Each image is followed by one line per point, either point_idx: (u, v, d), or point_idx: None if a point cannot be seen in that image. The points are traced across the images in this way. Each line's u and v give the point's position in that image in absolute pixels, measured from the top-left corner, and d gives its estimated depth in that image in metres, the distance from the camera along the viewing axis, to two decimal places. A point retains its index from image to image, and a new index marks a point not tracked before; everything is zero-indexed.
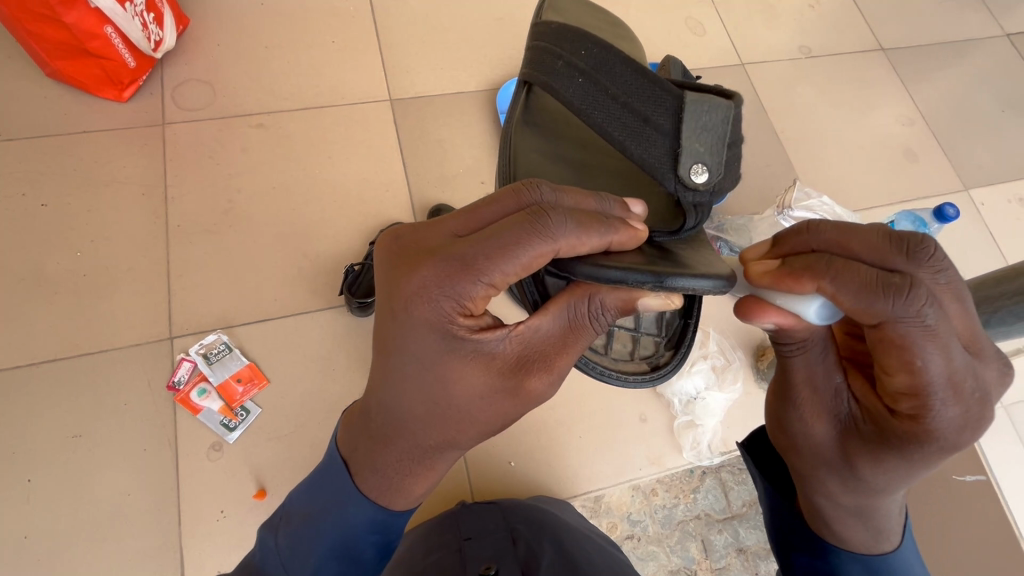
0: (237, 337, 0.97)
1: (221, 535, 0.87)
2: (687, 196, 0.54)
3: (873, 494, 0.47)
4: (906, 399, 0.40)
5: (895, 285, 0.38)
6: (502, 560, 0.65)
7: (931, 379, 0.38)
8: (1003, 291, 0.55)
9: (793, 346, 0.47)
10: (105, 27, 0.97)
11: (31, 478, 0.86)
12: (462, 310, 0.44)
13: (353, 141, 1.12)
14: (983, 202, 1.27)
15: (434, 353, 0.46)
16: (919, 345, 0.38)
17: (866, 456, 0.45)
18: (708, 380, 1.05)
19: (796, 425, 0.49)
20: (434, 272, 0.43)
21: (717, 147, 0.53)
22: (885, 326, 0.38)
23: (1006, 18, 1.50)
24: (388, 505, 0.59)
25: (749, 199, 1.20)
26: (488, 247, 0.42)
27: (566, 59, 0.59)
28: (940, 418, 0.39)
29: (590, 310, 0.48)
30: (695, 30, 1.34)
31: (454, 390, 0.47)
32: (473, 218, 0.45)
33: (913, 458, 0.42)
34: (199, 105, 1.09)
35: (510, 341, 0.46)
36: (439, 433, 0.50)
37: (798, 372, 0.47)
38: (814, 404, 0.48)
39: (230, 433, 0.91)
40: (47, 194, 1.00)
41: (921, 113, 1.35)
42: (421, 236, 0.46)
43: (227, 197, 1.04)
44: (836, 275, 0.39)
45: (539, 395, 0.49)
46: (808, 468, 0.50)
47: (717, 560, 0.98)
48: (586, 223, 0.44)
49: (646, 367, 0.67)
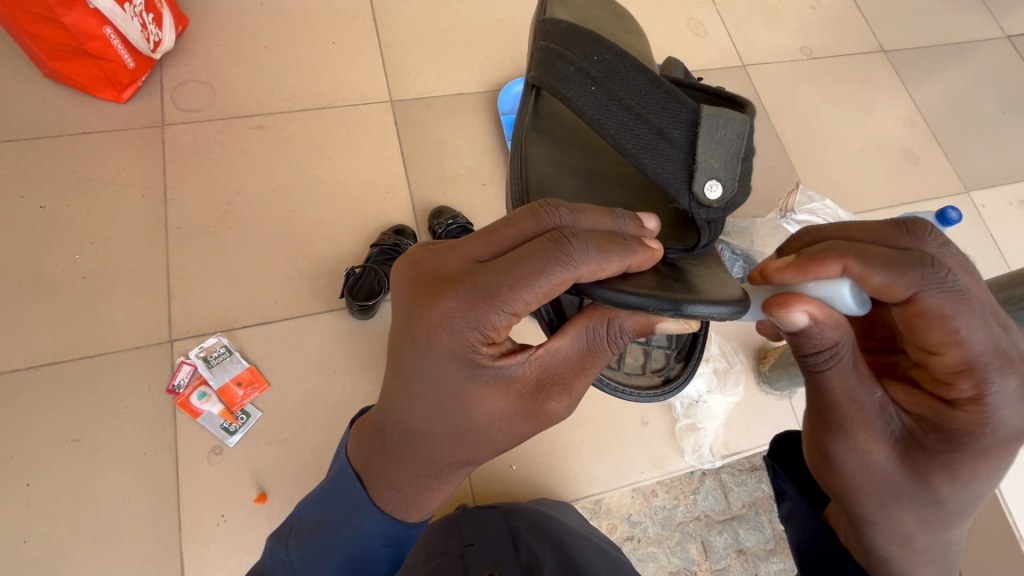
0: (237, 340, 0.96)
1: (221, 538, 0.87)
2: (700, 212, 0.55)
3: (955, 509, 0.44)
4: (962, 380, 0.40)
5: (919, 260, 0.38)
6: (505, 568, 0.66)
7: (979, 350, 0.38)
8: (1007, 297, 0.54)
9: (821, 356, 0.42)
10: (104, 27, 0.97)
11: (30, 482, 0.86)
12: (486, 339, 0.44)
13: (353, 143, 1.11)
14: (983, 204, 1.27)
15: (456, 380, 0.46)
16: (958, 313, 0.38)
17: (939, 467, 0.43)
18: (710, 383, 1.05)
19: (848, 456, 0.45)
20: (458, 301, 0.43)
21: (732, 163, 0.54)
22: (921, 299, 0.38)
23: (1006, 19, 1.50)
24: (404, 518, 0.61)
25: (751, 200, 1.20)
26: (510, 277, 0.41)
27: (578, 65, 0.58)
28: (1001, 391, 0.39)
29: (609, 333, 0.48)
30: (697, 31, 1.33)
31: (474, 414, 0.47)
32: (492, 242, 0.45)
33: (987, 447, 0.41)
34: (199, 106, 1.09)
35: (530, 365, 0.46)
36: (458, 453, 0.51)
37: (838, 391, 0.43)
38: (864, 428, 0.44)
39: (230, 436, 0.91)
40: (45, 196, 0.99)
41: (921, 115, 1.35)
42: (440, 262, 0.45)
43: (227, 198, 1.04)
44: (861, 253, 0.39)
45: (558, 417, 0.50)
46: (876, 505, 0.46)
47: (717, 561, 0.98)
48: (606, 247, 0.43)
49: (658, 380, 0.67)
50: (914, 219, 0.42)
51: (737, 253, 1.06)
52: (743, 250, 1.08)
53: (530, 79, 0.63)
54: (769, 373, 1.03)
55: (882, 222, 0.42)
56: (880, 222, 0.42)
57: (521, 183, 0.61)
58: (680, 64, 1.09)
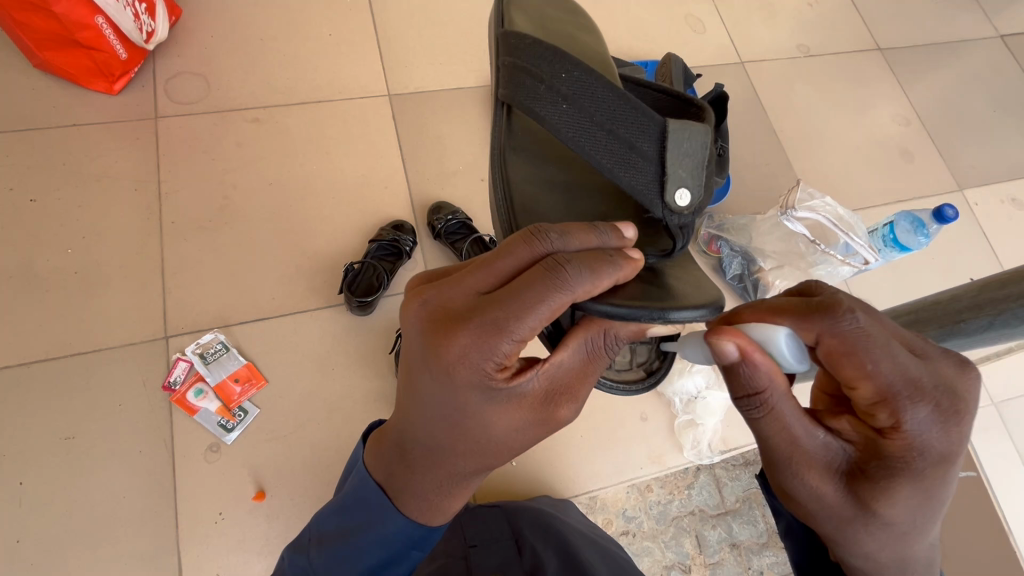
0: (233, 337, 0.95)
1: (219, 536, 0.86)
2: (672, 219, 0.56)
3: (909, 529, 0.41)
4: (879, 412, 0.39)
5: (823, 307, 0.39)
6: (509, 569, 0.66)
7: (890, 382, 0.38)
8: (1008, 293, 0.47)
9: (755, 403, 0.41)
10: (96, 16, 0.94)
11: (23, 480, 0.84)
12: (499, 365, 0.44)
13: (351, 137, 1.10)
14: (976, 202, 1.29)
15: (472, 403, 0.45)
16: (866, 350, 0.38)
17: (885, 495, 0.40)
18: (709, 379, 1.03)
19: (795, 487, 0.42)
20: (467, 339, 0.42)
21: (698, 171, 0.56)
22: (824, 340, 0.39)
23: (997, 18, 1.52)
24: (431, 523, 0.58)
25: (746, 197, 1.21)
26: (516, 307, 0.41)
27: (548, 83, 0.57)
28: (916, 420, 0.38)
29: (606, 342, 0.48)
30: (695, 27, 1.33)
31: (492, 430, 0.47)
32: (492, 273, 0.44)
33: (924, 474, 0.39)
34: (193, 98, 1.07)
35: (540, 380, 0.46)
36: (478, 462, 0.50)
37: (777, 434, 0.41)
38: (808, 463, 0.41)
39: (228, 434, 0.90)
40: (35, 189, 0.97)
41: (916, 113, 1.36)
42: (444, 299, 0.45)
43: (222, 192, 1.02)
44: (776, 306, 0.41)
45: (567, 420, 0.49)
46: (834, 526, 0.42)
47: (710, 555, 0.99)
48: (597, 265, 0.43)
49: (643, 373, 0.65)
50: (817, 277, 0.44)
51: (737, 251, 1.10)
52: (743, 247, 1.10)
53: (499, 97, 0.61)
54: None
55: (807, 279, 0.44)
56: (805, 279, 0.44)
57: (506, 204, 0.59)
58: (679, 60, 1.09)
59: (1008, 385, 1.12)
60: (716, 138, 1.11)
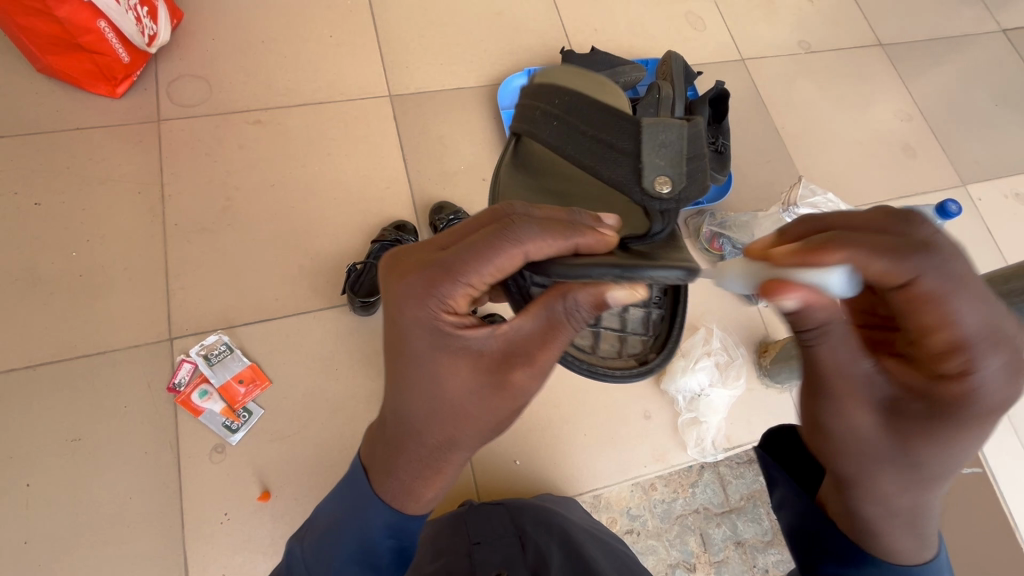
0: (237, 338, 0.95)
1: (224, 537, 0.86)
2: (653, 204, 0.53)
3: (935, 471, 0.45)
4: (950, 357, 0.41)
5: (925, 248, 0.39)
6: (513, 565, 0.65)
7: (973, 332, 0.39)
8: (1010, 289, 0.51)
9: (813, 333, 0.43)
10: (98, 20, 0.95)
11: (29, 482, 0.85)
12: (448, 312, 0.46)
13: (353, 137, 1.10)
14: (979, 197, 1.28)
15: (423, 350, 0.47)
16: (955, 296, 0.39)
17: (925, 435, 0.44)
18: (712, 376, 1.03)
19: (834, 420, 0.46)
20: (418, 278, 0.46)
21: (677, 160, 0.53)
22: (922, 283, 0.39)
23: (999, 13, 1.51)
24: (403, 509, 0.57)
25: (748, 195, 1.20)
26: (464, 252, 0.45)
27: (538, 105, 0.60)
28: (986, 370, 0.40)
29: (566, 309, 0.46)
30: (695, 25, 1.33)
31: (444, 387, 0.48)
32: (456, 231, 0.48)
33: (970, 418, 0.42)
34: (195, 100, 1.07)
35: (493, 340, 0.47)
36: (438, 431, 0.51)
37: (827, 362, 0.44)
38: (854, 396, 0.45)
39: (232, 435, 0.90)
40: (39, 193, 0.98)
41: (918, 109, 1.36)
42: (412, 250, 0.49)
43: (225, 194, 1.03)
44: (862, 241, 0.39)
45: (524, 393, 0.49)
46: (864, 460, 0.46)
47: (715, 553, 0.99)
48: (553, 228, 0.45)
49: (635, 364, 0.58)
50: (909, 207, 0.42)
51: (739, 247, 1.09)
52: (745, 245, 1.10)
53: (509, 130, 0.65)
54: (769, 366, 1.04)
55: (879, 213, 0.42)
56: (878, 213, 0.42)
57: None
58: (679, 57, 1.09)
59: None
60: (715, 136, 1.12)
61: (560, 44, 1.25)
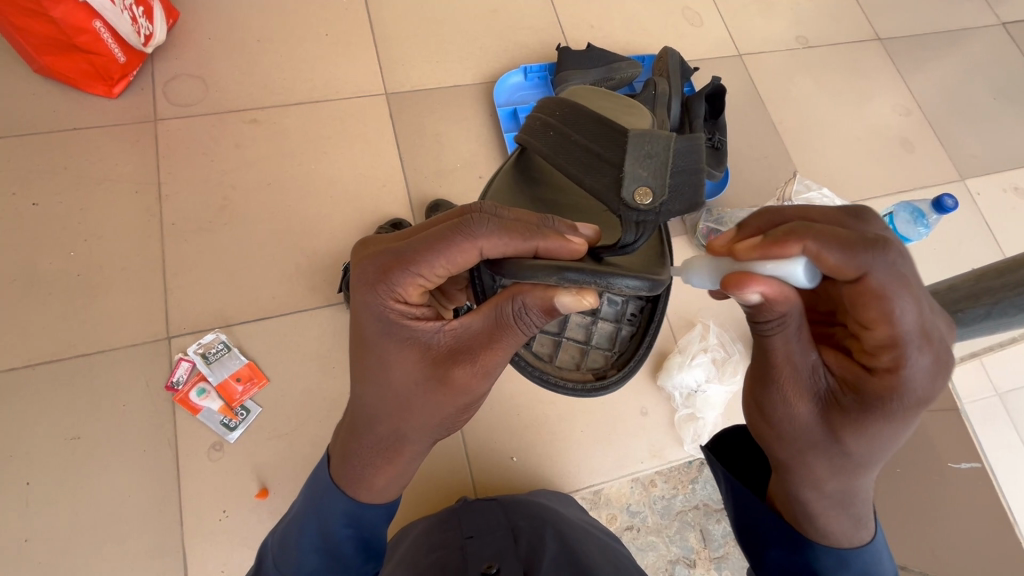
0: (235, 336, 0.96)
1: (222, 534, 0.87)
2: (630, 215, 0.51)
3: (862, 464, 0.46)
4: (883, 353, 0.42)
5: (870, 243, 0.39)
6: (504, 559, 0.65)
7: (904, 330, 0.40)
8: (1005, 283, 0.48)
9: (772, 324, 0.43)
10: (94, 21, 0.95)
11: (30, 481, 0.85)
12: (398, 301, 0.48)
13: (349, 136, 1.10)
14: (978, 192, 1.28)
15: (375, 336, 0.50)
16: (895, 295, 0.39)
17: (853, 429, 0.45)
18: (709, 372, 1.04)
19: (777, 407, 0.47)
20: (373, 264, 0.48)
21: (661, 172, 0.51)
22: (868, 278, 0.39)
23: (999, 6, 1.50)
24: (357, 497, 0.58)
25: (746, 191, 1.20)
26: (418, 242, 0.46)
27: (541, 114, 0.61)
28: (915, 368, 0.41)
29: (515, 312, 0.47)
30: (693, 20, 1.33)
31: (391, 375, 0.50)
32: (421, 224, 0.50)
33: (896, 414, 0.43)
34: (191, 100, 1.08)
35: (443, 334, 0.49)
36: (386, 419, 0.52)
37: (778, 351, 0.45)
38: (794, 384, 0.46)
39: (230, 432, 0.91)
40: (38, 193, 0.98)
41: (917, 103, 1.35)
42: (379, 238, 0.51)
43: (222, 193, 1.03)
44: (817, 233, 0.39)
45: (466, 391, 0.50)
46: (796, 449, 0.48)
47: (715, 549, 0.99)
48: (510, 228, 0.46)
49: (591, 378, 0.63)
50: (863, 207, 0.43)
51: None
52: None
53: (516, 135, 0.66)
54: None
55: (836, 209, 0.43)
56: (834, 209, 0.43)
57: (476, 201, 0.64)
58: (677, 53, 1.08)
59: (1012, 375, 1.12)
60: (712, 132, 1.11)
61: (556, 42, 1.25)
